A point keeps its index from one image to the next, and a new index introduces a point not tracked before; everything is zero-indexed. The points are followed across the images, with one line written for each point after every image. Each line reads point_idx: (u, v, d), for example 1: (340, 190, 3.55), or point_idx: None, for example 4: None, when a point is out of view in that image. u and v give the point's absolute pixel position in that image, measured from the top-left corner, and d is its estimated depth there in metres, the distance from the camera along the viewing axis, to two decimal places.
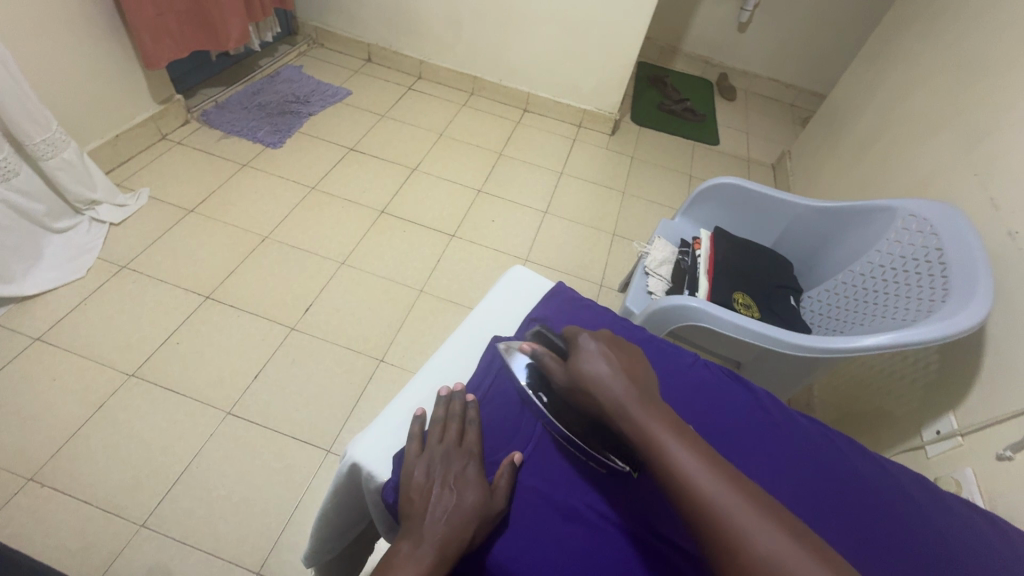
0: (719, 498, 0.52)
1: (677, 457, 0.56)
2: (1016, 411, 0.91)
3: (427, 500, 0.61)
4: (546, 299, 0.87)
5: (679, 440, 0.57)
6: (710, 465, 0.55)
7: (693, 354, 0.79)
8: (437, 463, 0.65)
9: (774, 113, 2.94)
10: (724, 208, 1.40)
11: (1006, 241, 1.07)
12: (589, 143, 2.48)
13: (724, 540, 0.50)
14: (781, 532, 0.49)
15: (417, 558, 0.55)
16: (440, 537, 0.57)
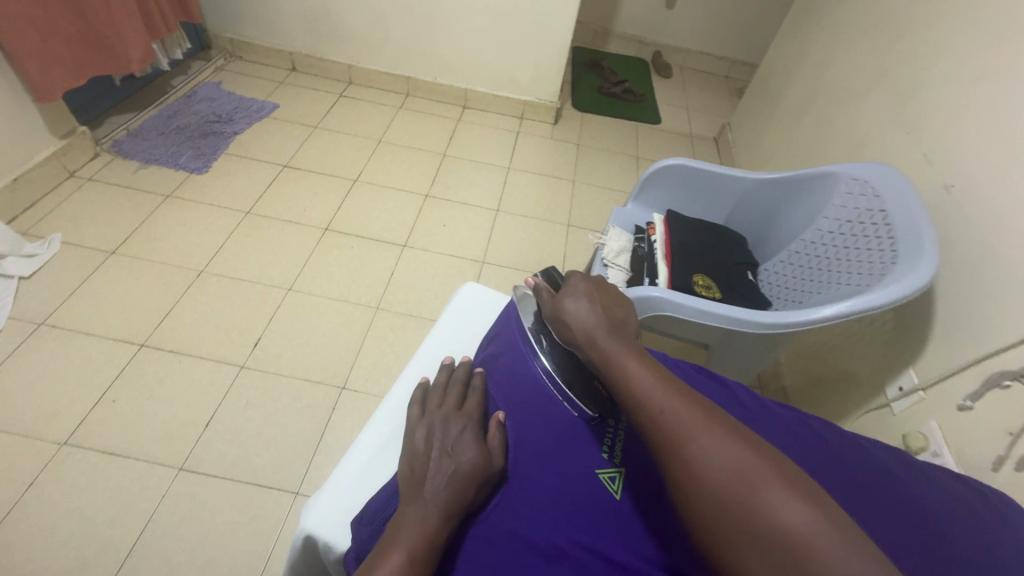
0: (669, 409, 0.51)
1: (632, 374, 0.56)
2: (973, 362, 0.93)
3: (429, 463, 0.61)
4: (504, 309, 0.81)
5: (640, 362, 0.58)
6: (666, 383, 0.54)
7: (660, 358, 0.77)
8: (436, 428, 0.65)
9: (710, 86, 2.98)
10: (675, 189, 1.38)
11: (943, 195, 1.10)
12: (533, 135, 2.44)
13: (662, 435, 0.50)
14: (727, 438, 0.48)
15: (418, 520, 0.55)
16: (438, 498, 0.57)
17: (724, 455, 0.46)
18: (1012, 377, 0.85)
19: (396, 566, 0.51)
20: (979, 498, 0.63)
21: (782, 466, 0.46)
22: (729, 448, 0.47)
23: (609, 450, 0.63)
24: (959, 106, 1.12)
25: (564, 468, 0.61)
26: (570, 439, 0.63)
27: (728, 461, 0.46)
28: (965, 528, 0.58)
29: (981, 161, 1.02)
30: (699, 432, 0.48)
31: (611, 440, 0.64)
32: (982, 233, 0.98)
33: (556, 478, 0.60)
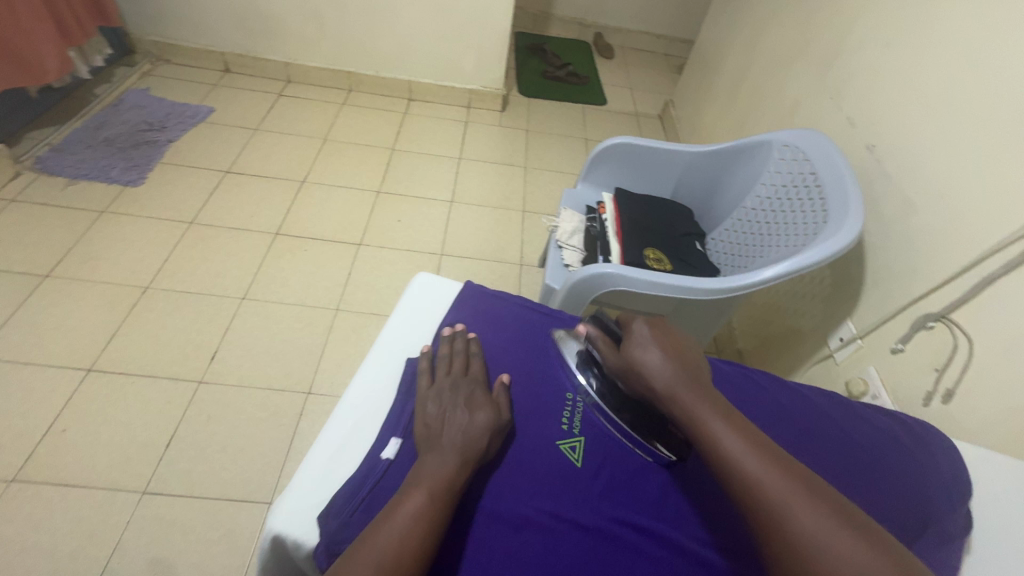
0: (772, 484, 0.50)
1: (723, 439, 0.54)
2: (901, 307, 1.01)
3: (441, 420, 0.59)
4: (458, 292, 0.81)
5: (728, 424, 0.55)
6: (762, 452, 0.53)
7: None
8: (447, 393, 0.62)
9: (651, 65, 3.04)
10: (621, 168, 1.42)
11: (867, 156, 1.17)
12: (482, 123, 2.43)
13: (772, 520, 0.48)
14: (836, 521, 0.47)
15: (437, 471, 0.54)
16: (457, 451, 0.56)
17: (842, 550, 0.45)
18: (935, 318, 0.92)
19: (415, 511, 0.50)
20: (906, 430, 0.68)
21: (891, 548, 0.46)
22: (846, 541, 0.46)
23: (568, 422, 0.66)
24: (876, 70, 1.19)
25: (526, 442, 0.63)
26: (530, 415, 0.66)
27: (843, 548, 0.45)
28: (891, 460, 0.63)
29: (897, 121, 1.10)
30: (817, 523, 0.47)
31: (569, 413, 0.67)
32: (902, 188, 1.05)
33: (520, 452, 0.62)
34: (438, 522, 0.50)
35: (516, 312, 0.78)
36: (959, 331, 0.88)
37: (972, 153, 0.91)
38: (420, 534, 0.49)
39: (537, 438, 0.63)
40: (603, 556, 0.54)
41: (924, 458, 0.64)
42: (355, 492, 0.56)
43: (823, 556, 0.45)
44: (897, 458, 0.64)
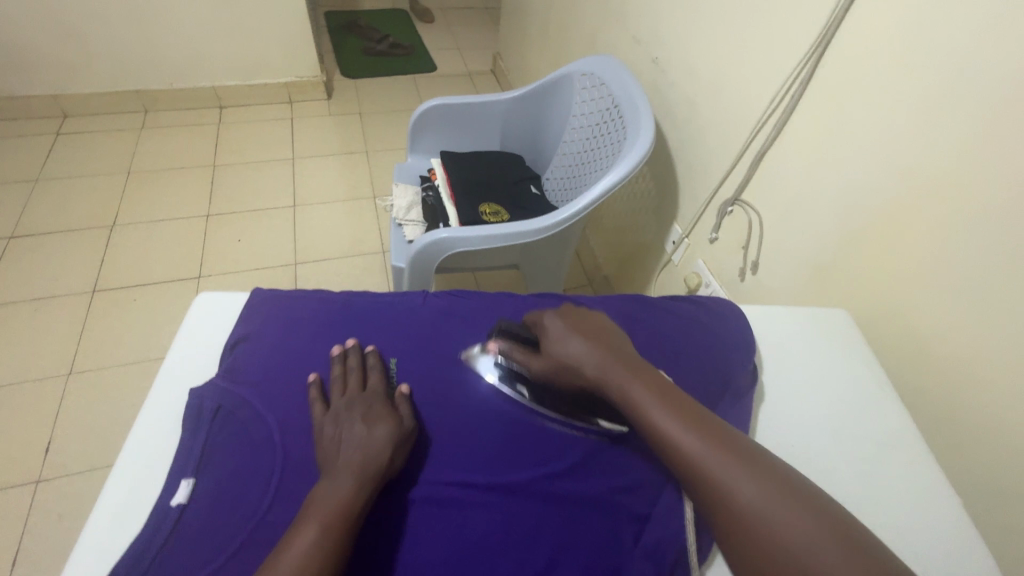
0: (701, 453, 0.49)
1: (635, 396, 0.54)
2: (708, 201, 1.09)
3: (334, 438, 0.51)
4: (247, 296, 0.66)
5: (661, 401, 0.53)
6: (690, 422, 0.51)
7: (421, 292, 0.69)
8: (343, 414, 0.53)
9: (474, 21, 3.00)
10: (443, 130, 1.39)
11: (654, 67, 1.23)
12: (309, 116, 2.26)
13: (706, 488, 0.48)
14: (763, 479, 0.47)
15: (332, 494, 0.47)
16: (354, 472, 0.48)
17: (776, 508, 0.45)
18: (732, 202, 1.02)
19: (310, 546, 0.43)
20: (706, 312, 0.72)
21: (822, 502, 0.46)
22: (776, 498, 0.46)
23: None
24: None
25: None
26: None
27: (761, 499, 0.46)
28: (693, 345, 0.66)
29: (668, 30, 1.16)
30: (746, 486, 0.47)
31: (384, 391, 0.58)
32: (685, 92, 1.13)
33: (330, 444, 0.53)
34: (344, 544, 0.44)
35: (312, 297, 0.66)
36: (751, 209, 0.98)
37: (726, 46, 0.99)
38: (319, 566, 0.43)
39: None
40: (429, 524, 0.50)
41: (719, 333, 0.68)
42: (147, 545, 0.46)
43: (761, 521, 0.45)
44: (697, 339, 0.67)
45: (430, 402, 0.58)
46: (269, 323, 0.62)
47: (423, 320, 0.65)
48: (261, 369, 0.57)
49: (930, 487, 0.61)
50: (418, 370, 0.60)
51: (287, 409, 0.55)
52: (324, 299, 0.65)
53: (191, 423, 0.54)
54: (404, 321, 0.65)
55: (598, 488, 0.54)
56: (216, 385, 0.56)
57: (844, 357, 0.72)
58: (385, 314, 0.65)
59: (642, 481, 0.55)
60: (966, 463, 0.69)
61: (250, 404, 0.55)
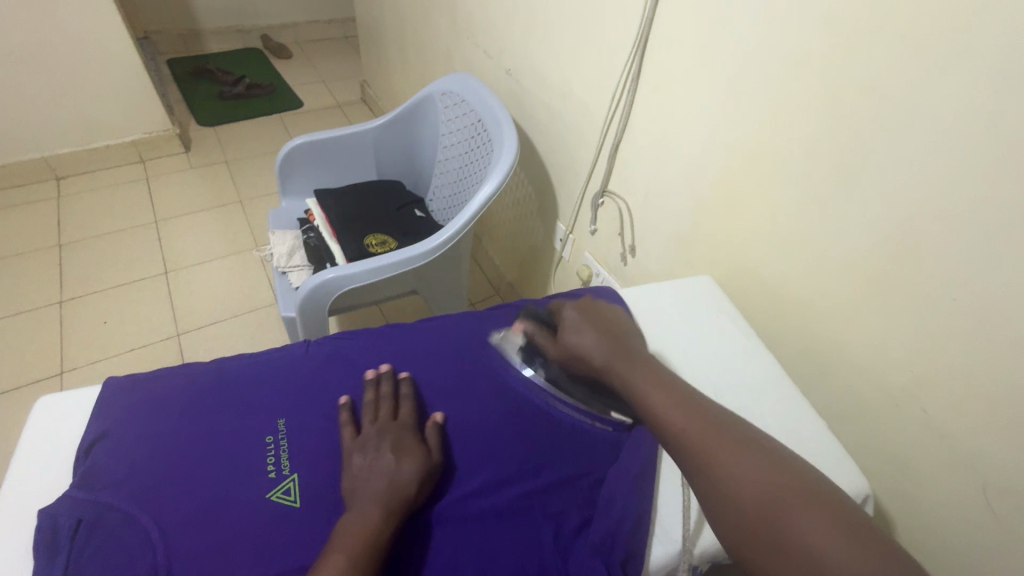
0: (690, 430, 0.55)
1: (640, 389, 0.60)
2: (582, 197, 1.16)
3: (360, 469, 0.53)
4: (98, 388, 0.59)
5: (660, 389, 0.59)
6: (686, 407, 0.57)
7: (303, 342, 0.66)
8: (374, 447, 0.54)
9: (333, 51, 2.94)
10: (314, 168, 1.34)
11: (509, 79, 1.28)
12: (168, 173, 2.08)
13: (695, 460, 0.53)
14: (751, 459, 0.51)
15: (359, 527, 0.48)
16: (380, 502, 0.50)
17: (761, 480, 0.49)
18: (601, 195, 1.08)
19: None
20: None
21: (819, 487, 0.49)
22: (763, 474, 0.50)
23: (276, 465, 0.54)
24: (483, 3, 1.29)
25: (226, 515, 0.50)
26: (225, 489, 0.51)
27: (745, 475, 0.50)
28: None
29: (514, 44, 1.22)
30: (732, 466, 0.51)
31: (275, 455, 0.54)
32: (542, 99, 1.18)
33: (221, 530, 0.49)
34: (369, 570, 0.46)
35: (177, 373, 0.60)
36: (618, 198, 1.05)
37: (567, 53, 1.05)
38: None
39: (239, 511, 0.50)
40: None
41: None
42: None
43: (740, 487, 0.49)
44: None
45: (326, 456, 0.55)
46: (128, 415, 0.55)
47: (308, 374, 0.62)
48: (125, 465, 0.51)
49: (803, 418, 0.69)
50: (309, 427, 0.57)
51: (163, 506, 0.49)
52: (190, 374, 0.60)
53: (43, 547, 0.46)
54: (287, 380, 0.61)
55: (510, 499, 0.55)
56: (71, 499, 0.49)
57: (716, 319, 0.79)
58: (265, 375, 0.61)
59: (551, 481, 0.58)
60: (830, 388, 0.78)
61: (117, 507, 0.49)
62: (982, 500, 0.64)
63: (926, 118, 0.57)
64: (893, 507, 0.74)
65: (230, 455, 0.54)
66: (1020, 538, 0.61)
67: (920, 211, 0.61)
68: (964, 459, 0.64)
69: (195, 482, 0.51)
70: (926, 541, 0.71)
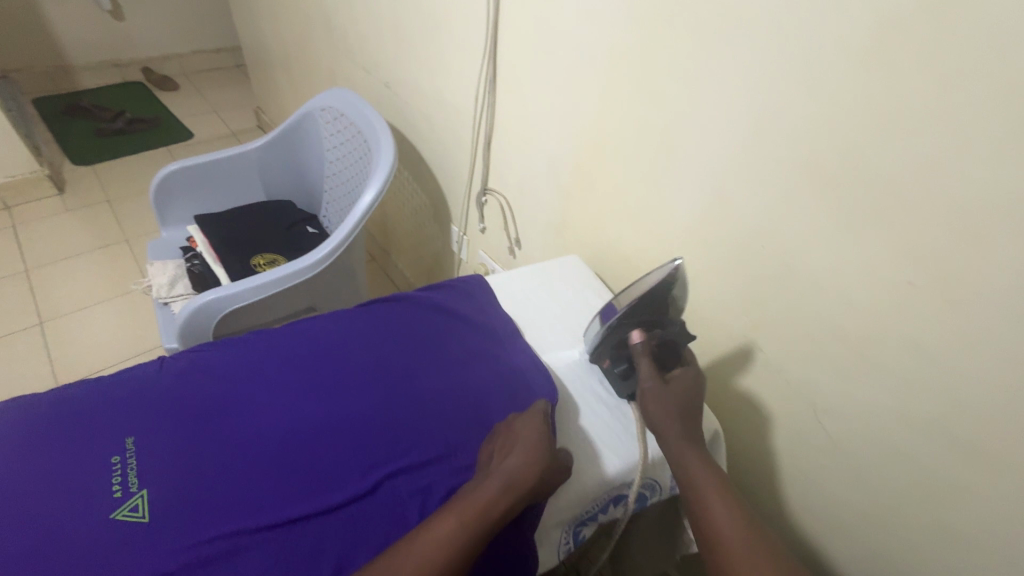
0: (725, 537, 0.52)
1: (703, 488, 0.56)
2: (467, 197, 1.19)
3: (496, 453, 0.57)
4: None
5: (722, 497, 0.55)
6: (747, 532, 0.53)
7: (156, 362, 0.64)
8: (513, 430, 0.58)
9: (224, 80, 2.85)
10: (192, 194, 1.29)
11: (388, 91, 1.31)
12: (40, 217, 1.92)
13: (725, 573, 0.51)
14: None
15: (478, 504, 0.51)
16: (504, 479, 0.53)
17: None
18: (484, 192, 1.12)
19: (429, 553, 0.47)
20: (455, 295, 0.78)
21: None
22: None
23: (122, 484, 0.51)
24: (354, 20, 1.32)
25: (61, 544, 0.47)
26: (64, 517, 0.49)
27: None
28: (445, 327, 0.72)
29: (388, 56, 1.25)
30: None
31: (122, 474, 0.52)
32: (419, 107, 1.22)
33: (55, 559, 0.46)
34: (470, 548, 0.49)
35: (17, 409, 0.57)
36: (498, 194, 1.09)
37: (434, 60, 1.09)
38: (444, 561, 0.47)
39: (79, 536, 0.48)
40: None
41: (467, 311, 0.75)
42: None
43: None
44: (450, 322, 0.73)
45: (177, 466, 0.53)
46: None
47: (160, 390, 0.60)
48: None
49: None
50: (157, 440, 0.55)
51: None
52: (27, 410, 0.57)
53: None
54: (137, 399, 0.59)
55: (376, 479, 0.55)
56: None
57: (584, 290, 0.84)
58: (110, 399, 0.58)
59: (419, 458, 0.58)
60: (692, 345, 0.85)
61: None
62: (818, 425, 0.71)
63: (715, 90, 0.64)
64: (756, 447, 0.81)
65: (72, 482, 0.51)
66: (848, 453, 0.69)
67: (725, 173, 0.68)
68: (797, 390, 0.71)
69: (29, 517, 0.48)
70: (784, 473, 0.78)
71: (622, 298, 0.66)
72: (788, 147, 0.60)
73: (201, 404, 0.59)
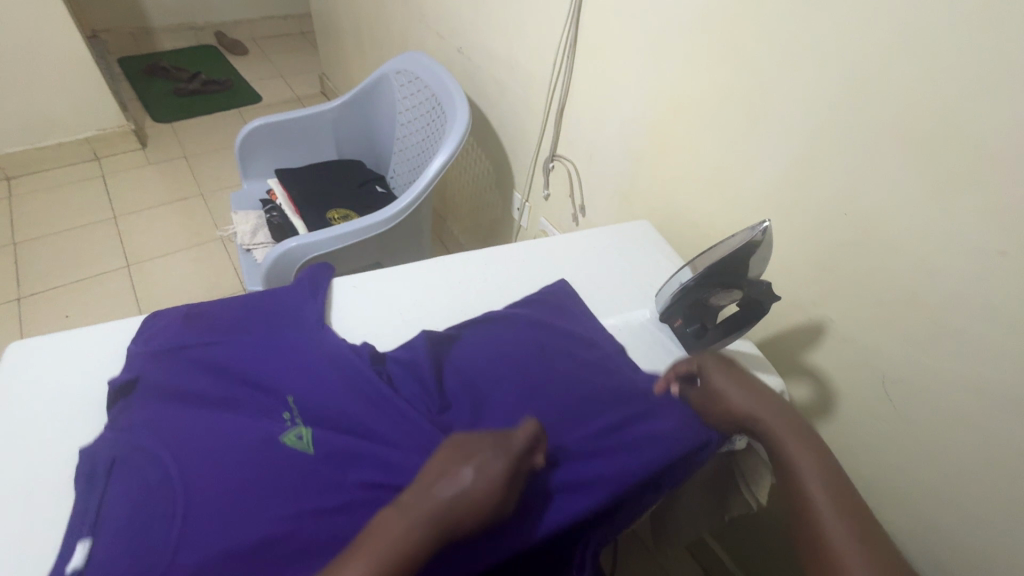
0: (832, 529, 0.49)
1: (807, 479, 0.53)
2: (534, 164, 1.22)
3: (433, 476, 0.47)
4: (144, 322, 0.65)
5: (829, 491, 0.52)
6: (858, 528, 0.49)
7: (308, 295, 0.68)
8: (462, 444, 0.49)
9: (289, 46, 2.94)
10: (273, 149, 1.36)
11: (461, 56, 1.34)
12: (125, 169, 2.06)
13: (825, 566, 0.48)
14: None
15: (404, 531, 0.43)
16: (429, 518, 0.45)
17: None
18: (551, 158, 1.15)
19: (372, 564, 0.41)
20: (550, 308, 0.71)
21: None
22: None
23: (291, 412, 0.55)
24: None
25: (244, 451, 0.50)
26: (244, 431, 0.52)
27: None
28: (545, 297, 0.73)
29: (464, 20, 1.27)
30: None
31: (291, 406, 0.55)
32: (491, 73, 1.24)
33: (241, 465, 0.49)
34: None
35: (203, 315, 0.63)
36: (567, 160, 1.11)
37: (512, 24, 1.11)
38: None
39: (252, 451, 0.50)
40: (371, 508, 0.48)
41: (578, 320, 0.70)
42: None
43: None
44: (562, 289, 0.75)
45: (340, 397, 0.56)
46: (149, 367, 0.57)
47: (315, 326, 0.63)
48: (152, 401, 0.54)
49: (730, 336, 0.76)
50: (319, 373, 0.58)
51: (178, 442, 0.50)
52: (207, 329, 0.62)
53: (85, 482, 0.49)
54: (298, 334, 0.62)
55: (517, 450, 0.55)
56: (105, 440, 0.51)
57: (653, 252, 0.85)
58: (274, 329, 0.63)
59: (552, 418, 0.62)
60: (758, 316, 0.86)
61: (143, 440, 0.50)
62: (883, 396, 0.71)
63: (809, 54, 0.64)
64: (814, 419, 0.82)
65: (248, 398, 0.56)
66: (914, 426, 0.69)
67: (811, 139, 0.68)
68: (865, 361, 0.71)
69: (211, 429, 0.52)
70: (841, 445, 0.79)
71: (698, 261, 0.63)
72: (883, 113, 0.60)
73: (345, 345, 0.61)
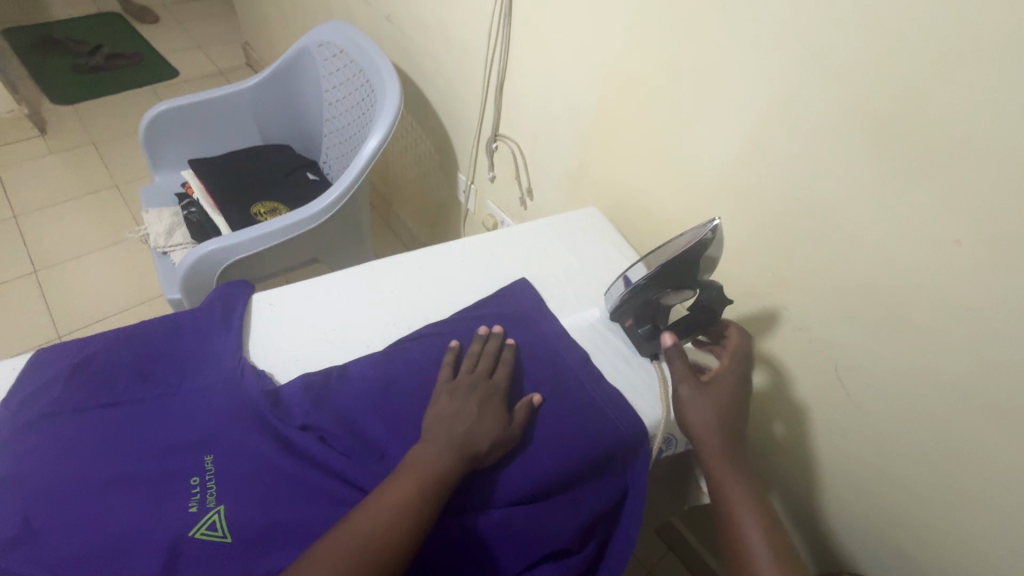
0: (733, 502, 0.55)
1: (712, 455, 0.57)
2: (477, 144, 1.14)
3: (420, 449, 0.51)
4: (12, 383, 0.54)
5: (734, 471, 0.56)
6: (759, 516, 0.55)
7: (205, 327, 0.59)
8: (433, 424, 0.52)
9: (206, 11, 2.65)
10: (185, 136, 1.22)
11: (390, 26, 1.21)
12: (23, 159, 1.83)
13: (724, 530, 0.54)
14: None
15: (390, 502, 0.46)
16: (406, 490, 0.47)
17: None
18: (494, 138, 1.07)
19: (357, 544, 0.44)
20: (501, 321, 0.65)
21: None
22: None
23: (200, 492, 0.47)
24: None
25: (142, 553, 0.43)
26: (138, 527, 0.45)
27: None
28: (490, 311, 0.66)
29: None
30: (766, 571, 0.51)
31: (198, 483, 0.48)
32: (424, 45, 1.14)
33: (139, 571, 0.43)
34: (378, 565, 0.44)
35: (63, 381, 0.52)
36: (510, 140, 1.04)
37: None
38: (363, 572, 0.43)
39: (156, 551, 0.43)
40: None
41: (528, 339, 0.64)
42: None
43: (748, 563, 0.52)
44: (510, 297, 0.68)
45: (255, 476, 0.49)
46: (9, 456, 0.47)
47: (220, 375, 0.55)
48: (13, 512, 0.44)
49: None
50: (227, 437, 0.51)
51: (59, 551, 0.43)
52: (79, 392, 0.52)
53: None
54: (200, 387, 0.54)
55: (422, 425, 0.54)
56: None
57: (605, 242, 0.80)
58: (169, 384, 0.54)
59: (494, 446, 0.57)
60: None
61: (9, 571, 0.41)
62: (836, 383, 0.70)
63: (761, 27, 0.59)
64: (769, 404, 0.81)
65: (145, 476, 0.48)
66: (866, 411, 0.69)
67: (762, 119, 0.63)
68: (821, 348, 0.70)
69: (100, 530, 0.44)
70: (795, 429, 0.79)
71: (654, 258, 0.60)
72: (839, 92, 0.56)
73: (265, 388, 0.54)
